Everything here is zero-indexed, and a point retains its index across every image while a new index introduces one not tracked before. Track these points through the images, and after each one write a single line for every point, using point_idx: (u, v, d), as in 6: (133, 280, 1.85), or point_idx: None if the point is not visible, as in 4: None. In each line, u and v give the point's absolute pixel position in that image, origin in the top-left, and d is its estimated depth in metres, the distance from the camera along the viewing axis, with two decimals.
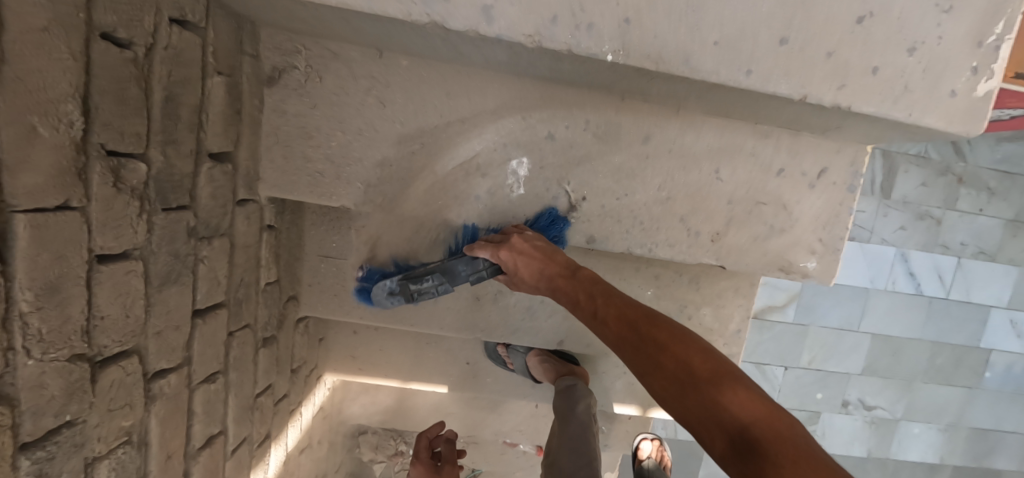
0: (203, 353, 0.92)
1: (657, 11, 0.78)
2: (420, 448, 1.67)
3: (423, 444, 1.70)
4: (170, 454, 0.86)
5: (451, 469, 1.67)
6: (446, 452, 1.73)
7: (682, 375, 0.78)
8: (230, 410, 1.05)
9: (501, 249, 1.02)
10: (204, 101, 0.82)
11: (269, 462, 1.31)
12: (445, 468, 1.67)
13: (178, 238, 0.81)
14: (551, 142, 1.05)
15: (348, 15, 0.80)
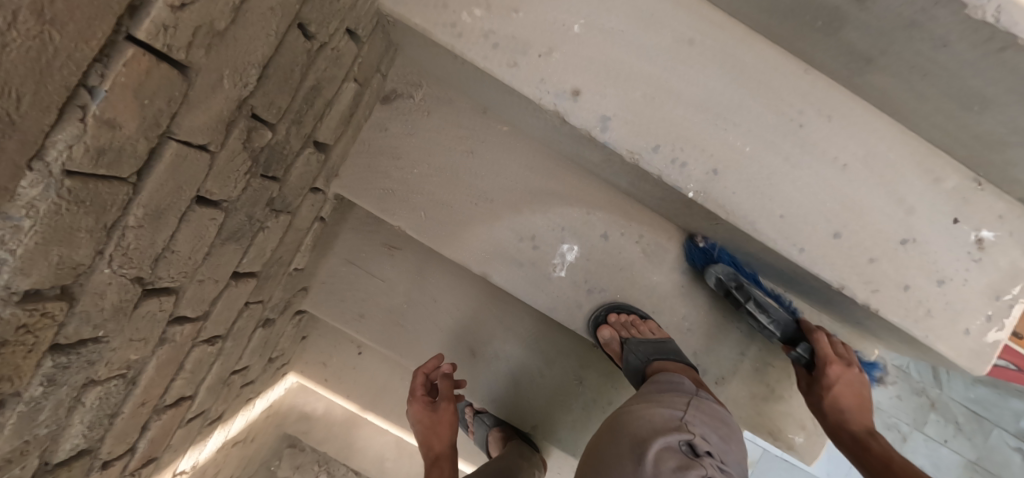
0: (219, 313, 0.92)
1: (740, 173, 0.90)
2: (416, 384, 1.22)
3: (418, 381, 1.24)
4: (145, 401, 0.83)
5: (446, 412, 1.22)
6: (445, 382, 1.23)
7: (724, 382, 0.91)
8: (209, 378, 1.02)
9: (818, 335, 1.05)
10: (334, 98, 0.90)
11: (208, 443, 1.23)
12: (442, 405, 1.22)
13: (258, 203, 0.85)
14: (604, 241, 1.12)
15: (486, 77, 0.91)
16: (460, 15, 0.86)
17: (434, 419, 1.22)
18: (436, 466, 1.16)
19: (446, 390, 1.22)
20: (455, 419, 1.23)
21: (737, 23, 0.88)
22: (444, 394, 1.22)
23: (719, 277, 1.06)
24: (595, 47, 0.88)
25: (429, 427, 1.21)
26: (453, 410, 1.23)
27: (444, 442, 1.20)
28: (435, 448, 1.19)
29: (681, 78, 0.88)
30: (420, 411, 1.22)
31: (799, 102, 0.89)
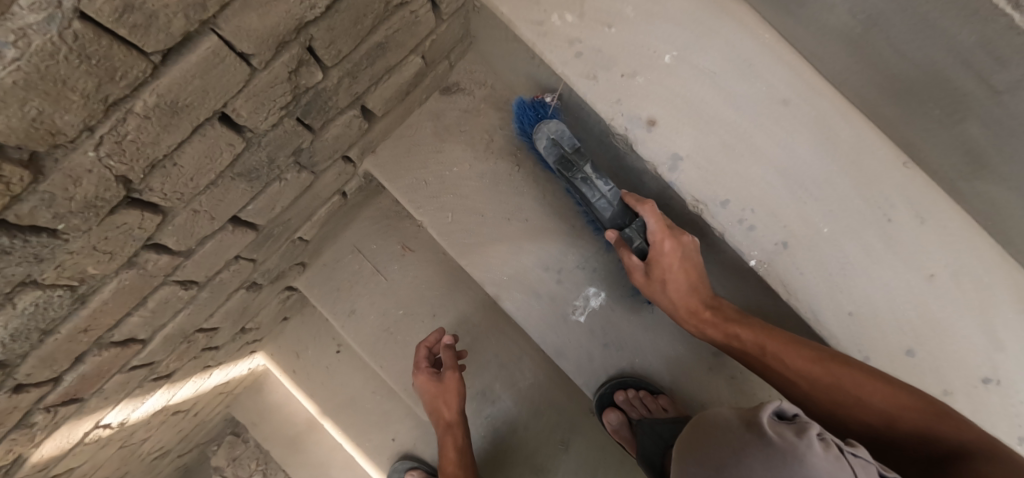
0: (204, 257, 0.83)
1: (812, 254, 0.80)
2: (420, 354, 1.15)
3: (421, 352, 1.17)
4: (89, 327, 0.73)
5: (453, 382, 1.13)
6: (448, 353, 1.15)
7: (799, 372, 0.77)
8: (171, 327, 0.91)
9: (665, 238, 0.83)
10: (397, 66, 0.85)
11: (146, 401, 1.09)
12: (447, 375, 1.13)
13: (285, 148, 0.77)
14: (635, 297, 1.01)
15: (561, 85, 0.84)
16: (552, 15, 0.81)
17: (440, 390, 1.14)
18: (447, 434, 1.14)
19: (452, 361, 1.13)
20: (462, 386, 1.15)
21: (840, 96, 0.81)
22: (448, 364, 1.13)
23: (635, 245, 0.86)
24: (684, 82, 0.81)
25: (434, 398, 1.14)
26: (460, 381, 1.14)
27: (451, 416, 1.15)
28: (443, 418, 1.15)
29: (768, 137, 0.81)
30: (425, 382, 1.13)
31: (893, 194, 0.80)
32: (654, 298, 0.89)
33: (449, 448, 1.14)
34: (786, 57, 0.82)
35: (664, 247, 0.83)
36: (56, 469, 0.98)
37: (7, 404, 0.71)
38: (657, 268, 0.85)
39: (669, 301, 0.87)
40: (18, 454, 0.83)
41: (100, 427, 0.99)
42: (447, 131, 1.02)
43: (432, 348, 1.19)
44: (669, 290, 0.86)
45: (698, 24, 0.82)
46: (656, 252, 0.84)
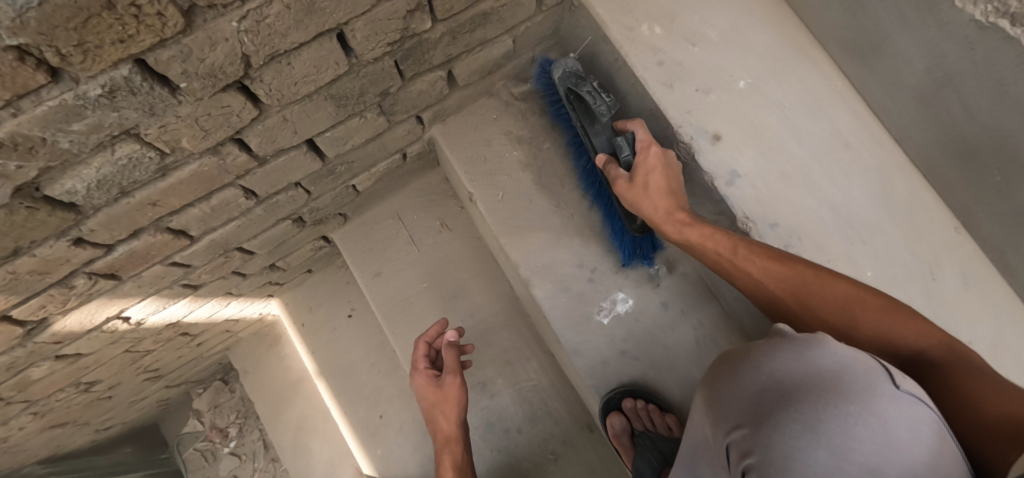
0: (272, 171, 0.87)
1: None
2: (417, 355, 1.06)
3: (421, 352, 1.08)
4: (158, 202, 0.76)
5: (454, 387, 1.03)
6: (449, 351, 1.05)
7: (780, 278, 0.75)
8: (218, 233, 0.95)
9: (652, 145, 0.84)
10: (491, 42, 0.92)
11: (169, 307, 1.11)
12: (448, 379, 1.03)
13: (377, 86, 0.83)
14: (662, 312, 1.02)
15: (637, 89, 0.90)
16: (642, 25, 0.88)
17: (439, 396, 1.04)
18: (447, 450, 1.02)
19: (452, 362, 1.03)
20: (464, 394, 1.04)
21: (899, 152, 0.86)
22: (448, 366, 1.03)
23: (624, 153, 0.84)
24: (754, 108, 0.86)
25: (433, 404, 1.04)
26: (461, 388, 1.03)
27: (452, 429, 1.03)
28: (443, 429, 1.03)
29: (825, 174, 0.84)
30: (425, 385, 1.05)
31: (938, 254, 0.82)
32: (634, 209, 0.84)
33: (446, 466, 1.00)
34: (853, 107, 0.87)
35: (657, 160, 0.84)
36: (68, 348, 0.99)
37: (63, 254, 0.74)
38: (641, 168, 0.83)
39: (637, 200, 0.82)
40: (47, 316, 0.86)
41: (121, 318, 1.01)
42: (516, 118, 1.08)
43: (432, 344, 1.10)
44: (650, 189, 0.82)
45: (775, 61, 0.88)
46: (643, 160, 0.84)
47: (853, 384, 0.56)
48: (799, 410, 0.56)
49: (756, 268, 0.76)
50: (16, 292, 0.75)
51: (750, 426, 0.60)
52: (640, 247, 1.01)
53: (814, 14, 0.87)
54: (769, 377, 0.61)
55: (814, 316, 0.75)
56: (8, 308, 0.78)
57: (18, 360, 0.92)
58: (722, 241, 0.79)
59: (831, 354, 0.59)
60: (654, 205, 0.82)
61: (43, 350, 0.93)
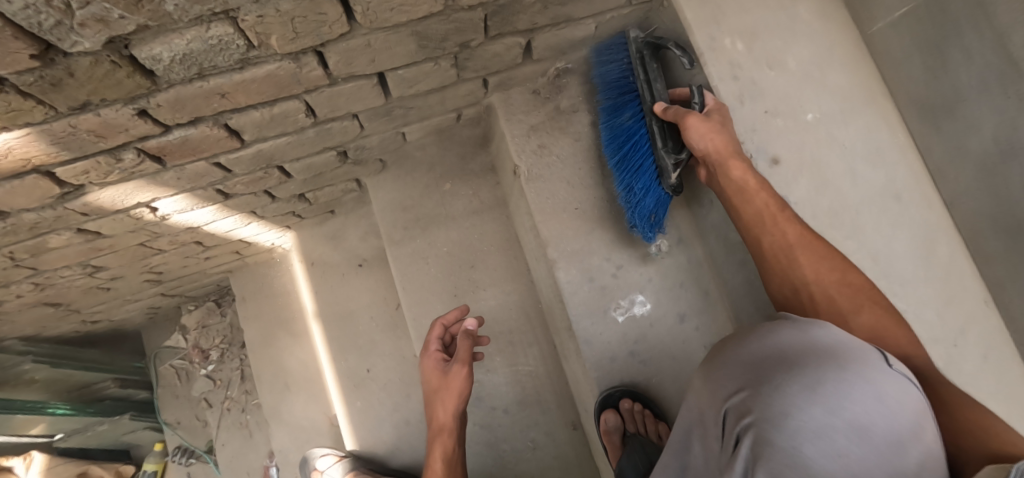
0: (339, 96, 0.88)
1: None
2: (431, 336, 1.06)
3: (435, 334, 1.07)
4: (226, 95, 0.76)
5: (457, 378, 0.99)
6: (461, 339, 1.01)
7: (812, 238, 0.78)
8: (267, 145, 0.95)
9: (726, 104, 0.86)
10: (576, 21, 0.92)
11: (195, 210, 1.10)
12: (454, 368, 0.99)
13: (460, 35, 0.84)
14: (677, 323, 1.02)
15: (707, 99, 0.91)
16: (726, 38, 0.90)
17: (442, 383, 1.01)
18: (439, 439, 1.00)
19: (462, 352, 0.99)
20: (467, 386, 1.00)
21: (948, 218, 0.86)
22: (457, 355, 1.00)
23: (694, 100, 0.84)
24: (816, 142, 0.87)
25: (436, 389, 1.01)
26: (467, 381, 0.99)
27: (448, 421, 1.00)
28: (439, 417, 1.00)
29: (872, 220, 0.85)
30: (432, 369, 1.03)
31: (965, 323, 0.82)
32: (693, 140, 0.82)
33: (437, 456, 0.98)
34: (913, 164, 0.88)
35: (726, 114, 0.84)
36: (91, 225, 0.99)
37: (124, 123, 0.74)
38: (713, 113, 0.84)
39: (703, 130, 0.81)
40: (86, 183, 0.86)
41: (149, 208, 1.01)
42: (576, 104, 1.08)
43: (449, 329, 1.09)
44: (720, 129, 0.82)
45: (848, 103, 0.89)
46: (713, 109, 0.85)
47: (853, 356, 0.54)
48: (804, 371, 0.52)
49: (792, 230, 0.78)
50: (68, 149, 0.75)
51: (751, 387, 0.55)
52: (655, 214, 0.98)
53: (896, 66, 0.88)
54: (771, 344, 0.57)
55: (822, 288, 0.76)
56: (54, 165, 0.78)
57: (43, 223, 0.92)
58: (773, 197, 0.80)
59: (830, 333, 0.58)
60: (721, 140, 0.81)
61: (69, 219, 0.94)
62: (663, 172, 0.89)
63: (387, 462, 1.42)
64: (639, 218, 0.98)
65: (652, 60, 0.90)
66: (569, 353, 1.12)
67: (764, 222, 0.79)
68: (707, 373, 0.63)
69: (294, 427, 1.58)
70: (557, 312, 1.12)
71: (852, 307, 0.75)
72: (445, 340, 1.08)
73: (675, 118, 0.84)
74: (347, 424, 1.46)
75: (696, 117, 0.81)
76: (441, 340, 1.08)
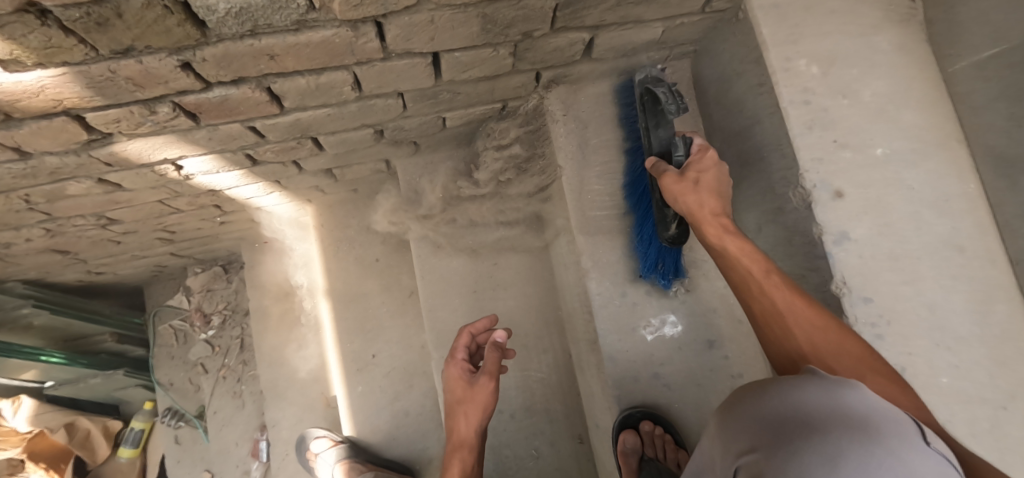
0: (390, 72, 0.83)
1: (922, 395, 0.77)
2: (458, 345, 1.01)
3: (462, 343, 1.02)
4: (275, 58, 0.72)
5: (483, 391, 0.96)
6: (490, 351, 0.98)
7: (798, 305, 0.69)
8: (307, 115, 0.90)
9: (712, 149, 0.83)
10: (645, 23, 0.88)
11: (220, 173, 1.06)
12: (481, 380, 0.96)
13: (526, 23, 0.79)
14: (707, 350, 0.98)
15: (772, 121, 0.87)
16: (800, 60, 0.86)
17: (466, 395, 0.97)
18: (457, 455, 0.95)
19: (492, 365, 0.96)
20: (492, 401, 0.97)
21: (1010, 275, 0.82)
22: (485, 367, 0.97)
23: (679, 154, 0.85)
24: (883, 181, 0.83)
25: (459, 401, 0.97)
26: (492, 397, 0.97)
27: (469, 435, 0.96)
28: (461, 431, 0.96)
29: (931, 270, 0.81)
30: (456, 378, 0.99)
31: (1018, 389, 0.78)
32: (675, 202, 0.81)
33: (453, 473, 0.93)
34: (980, 216, 0.83)
35: (711, 162, 0.82)
36: (113, 176, 0.95)
37: (166, 75, 0.70)
38: (694, 167, 0.82)
39: (678, 190, 0.80)
40: (114, 133, 0.81)
41: (174, 166, 0.97)
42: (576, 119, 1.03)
43: (476, 338, 1.04)
44: (697, 186, 0.80)
45: (920, 143, 0.85)
46: (696, 160, 0.83)
47: (882, 427, 0.46)
48: (821, 440, 0.45)
49: (781, 298, 0.70)
50: (102, 95, 0.71)
51: (763, 450, 0.48)
52: (662, 263, 0.97)
53: (975, 111, 0.83)
54: (791, 403, 0.50)
55: (820, 358, 0.67)
56: (86, 109, 0.73)
57: (65, 168, 0.88)
58: (761, 260, 0.74)
59: (861, 396, 0.49)
60: (697, 200, 0.79)
61: (92, 167, 0.89)
62: (663, 222, 0.88)
63: (381, 452, 1.39)
64: (647, 268, 0.98)
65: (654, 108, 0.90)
66: (588, 365, 1.08)
67: (752, 283, 0.73)
68: (722, 423, 0.57)
69: (289, 404, 1.54)
70: (580, 322, 1.08)
71: (857, 377, 0.64)
72: (470, 349, 1.03)
73: (660, 174, 0.84)
74: (346, 409, 1.43)
75: (672, 177, 0.81)
76: (468, 350, 1.03)
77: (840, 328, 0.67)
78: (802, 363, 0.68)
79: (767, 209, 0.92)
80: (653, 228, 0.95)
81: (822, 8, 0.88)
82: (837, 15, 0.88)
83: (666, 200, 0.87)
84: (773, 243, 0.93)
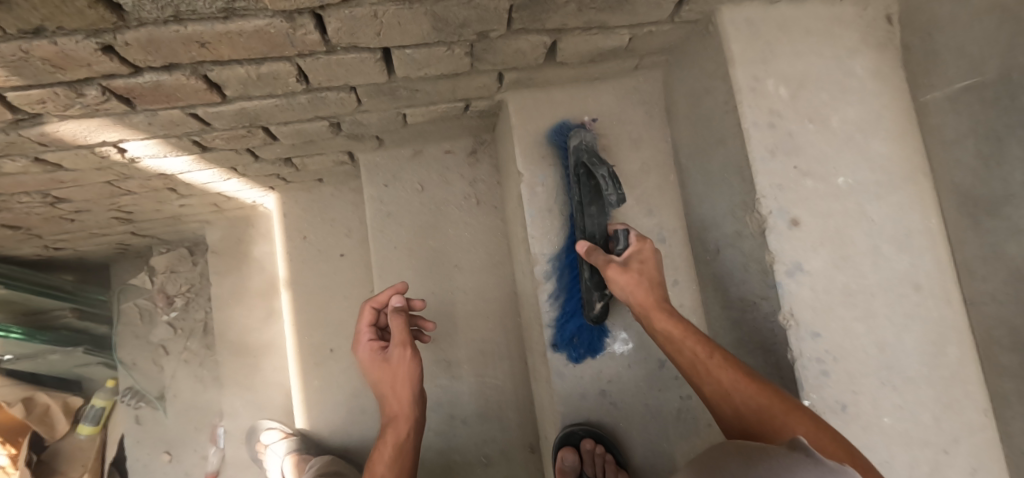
0: (337, 66, 0.79)
1: (863, 434, 0.75)
2: (360, 325, 1.00)
3: (366, 321, 1.01)
4: (206, 46, 0.68)
5: (402, 362, 0.93)
6: (392, 318, 0.96)
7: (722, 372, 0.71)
8: (252, 105, 0.86)
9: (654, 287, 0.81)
10: (611, 30, 0.84)
11: (172, 157, 1.02)
12: (396, 351, 0.93)
13: (480, 23, 0.75)
14: (655, 372, 0.96)
15: (736, 141, 0.83)
16: (769, 80, 0.82)
17: (387, 369, 0.94)
18: (391, 426, 0.91)
19: (401, 332, 0.94)
20: (417, 369, 0.94)
21: (965, 316, 0.79)
22: (396, 337, 0.94)
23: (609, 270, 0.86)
24: (843, 212, 0.80)
25: (380, 380, 0.94)
26: (411, 364, 0.93)
27: (403, 404, 0.92)
28: (392, 404, 0.92)
29: (885, 307, 0.78)
30: (371, 358, 0.96)
31: (960, 433, 0.76)
32: (620, 291, 0.82)
33: (387, 443, 0.89)
34: (939, 253, 0.80)
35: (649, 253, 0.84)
36: (51, 156, 0.91)
37: (86, 57, 0.65)
38: (635, 256, 0.84)
39: (625, 281, 0.81)
40: (43, 113, 0.77)
41: (117, 148, 0.93)
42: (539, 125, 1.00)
43: (380, 312, 1.02)
44: (640, 277, 0.82)
45: (885, 174, 0.81)
46: (635, 251, 0.84)
47: None
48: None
49: (728, 377, 0.70)
50: (19, 75, 0.67)
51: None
52: (577, 338, 0.96)
53: (946, 145, 0.80)
54: None
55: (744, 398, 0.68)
56: (5, 89, 0.69)
57: None
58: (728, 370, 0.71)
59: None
60: (641, 290, 0.81)
61: (24, 146, 0.85)
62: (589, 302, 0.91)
63: (333, 448, 1.38)
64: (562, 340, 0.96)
65: (587, 181, 0.91)
66: (539, 377, 1.06)
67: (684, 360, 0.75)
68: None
69: (246, 392, 1.52)
70: (534, 333, 1.05)
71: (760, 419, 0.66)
72: (377, 326, 1.02)
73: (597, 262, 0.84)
74: (301, 402, 1.41)
75: (614, 266, 0.82)
76: (374, 326, 1.01)
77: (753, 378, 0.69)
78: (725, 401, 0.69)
79: (726, 232, 0.89)
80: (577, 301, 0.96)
81: (796, 26, 0.84)
82: (812, 34, 0.84)
83: (595, 282, 0.90)
84: (729, 265, 0.90)
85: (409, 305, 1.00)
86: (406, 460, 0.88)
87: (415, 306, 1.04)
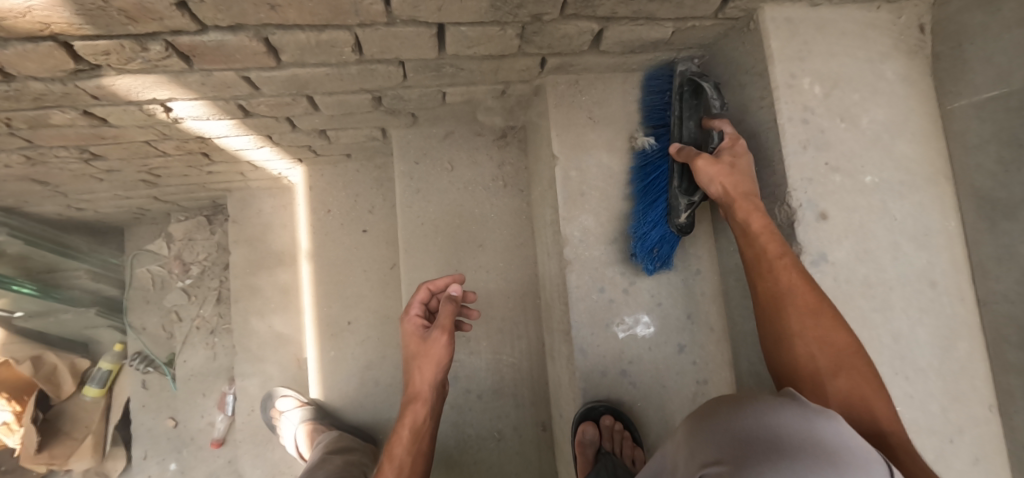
0: (395, 39, 0.82)
1: None
2: (414, 302, 1.02)
3: (420, 298, 1.02)
4: (275, 8, 0.70)
5: (437, 345, 0.95)
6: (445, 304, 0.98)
7: (800, 293, 0.74)
8: (304, 72, 0.88)
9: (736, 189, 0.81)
10: (656, 22, 0.87)
11: (213, 121, 1.04)
12: (434, 334, 0.95)
13: (536, 5, 0.77)
14: (675, 356, 1.00)
15: (769, 135, 0.87)
16: (805, 79, 0.86)
17: (422, 349, 0.96)
18: (411, 406, 0.94)
19: (447, 319, 0.95)
20: (448, 354, 0.96)
21: (976, 314, 0.83)
22: (440, 321, 0.96)
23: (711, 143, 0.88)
24: (868, 208, 0.84)
25: (413, 355, 0.96)
26: (444, 348, 0.95)
27: (426, 387, 0.94)
28: (415, 383, 0.94)
29: (902, 300, 0.83)
30: (412, 333, 0.98)
31: (965, 424, 0.81)
32: (706, 180, 0.83)
33: (405, 423, 0.93)
34: (956, 254, 0.85)
35: (742, 150, 0.84)
36: (99, 110, 0.92)
37: (160, 11, 0.67)
38: (726, 152, 0.84)
39: (712, 172, 0.82)
40: (104, 65, 0.79)
41: (163, 108, 0.95)
42: (575, 110, 1.03)
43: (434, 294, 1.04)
44: (731, 169, 0.82)
45: (909, 176, 0.86)
46: (728, 146, 0.85)
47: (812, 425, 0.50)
48: (792, 463, 0.46)
49: (789, 278, 0.75)
50: (93, 24, 0.69)
51: (731, 463, 0.49)
52: (658, 249, 0.98)
53: (967, 151, 0.84)
54: (734, 400, 0.56)
55: (806, 345, 0.72)
56: (74, 37, 0.71)
57: (49, 96, 0.85)
58: (792, 273, 0.75)
59: (836, 429, 0.50)
60: (731, 179, 0.81)
61: (77, 98, 0.87)
62: (674, 210, 0.92)
63: (347, 418, 1.40)
64: (642, 249, 0.98)
65: (689, 97, 0.93)
66: (559, 355, 1.09)
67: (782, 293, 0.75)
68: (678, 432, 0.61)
69: (261, 359, 1.55)
70: (556, 312, 1.08)
71: (835, 372, 0.70)
72: (427, 306, 1.04)
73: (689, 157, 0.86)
74: (317, 372, 1.44)
75: (705, 158, 0.83)
76: (424, 304, 1.03)
77: (837, 325, 0.73)
78: (801, 358, 0.72)
79: None
80: (660, 210, 0.97)
81: (833, 29, 0.88)
82: (847, 37, 0.88)
83: (684, 189, 0.91)
84: None
85: (463, 296, 1.03)
86: (423, 442, 0.93)
87: (468, 296, 1.05)
